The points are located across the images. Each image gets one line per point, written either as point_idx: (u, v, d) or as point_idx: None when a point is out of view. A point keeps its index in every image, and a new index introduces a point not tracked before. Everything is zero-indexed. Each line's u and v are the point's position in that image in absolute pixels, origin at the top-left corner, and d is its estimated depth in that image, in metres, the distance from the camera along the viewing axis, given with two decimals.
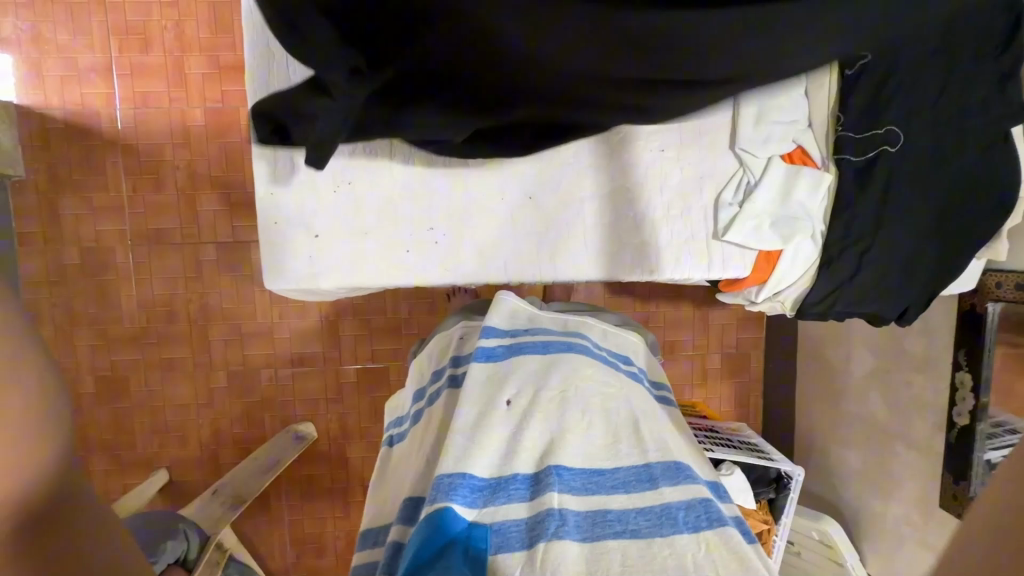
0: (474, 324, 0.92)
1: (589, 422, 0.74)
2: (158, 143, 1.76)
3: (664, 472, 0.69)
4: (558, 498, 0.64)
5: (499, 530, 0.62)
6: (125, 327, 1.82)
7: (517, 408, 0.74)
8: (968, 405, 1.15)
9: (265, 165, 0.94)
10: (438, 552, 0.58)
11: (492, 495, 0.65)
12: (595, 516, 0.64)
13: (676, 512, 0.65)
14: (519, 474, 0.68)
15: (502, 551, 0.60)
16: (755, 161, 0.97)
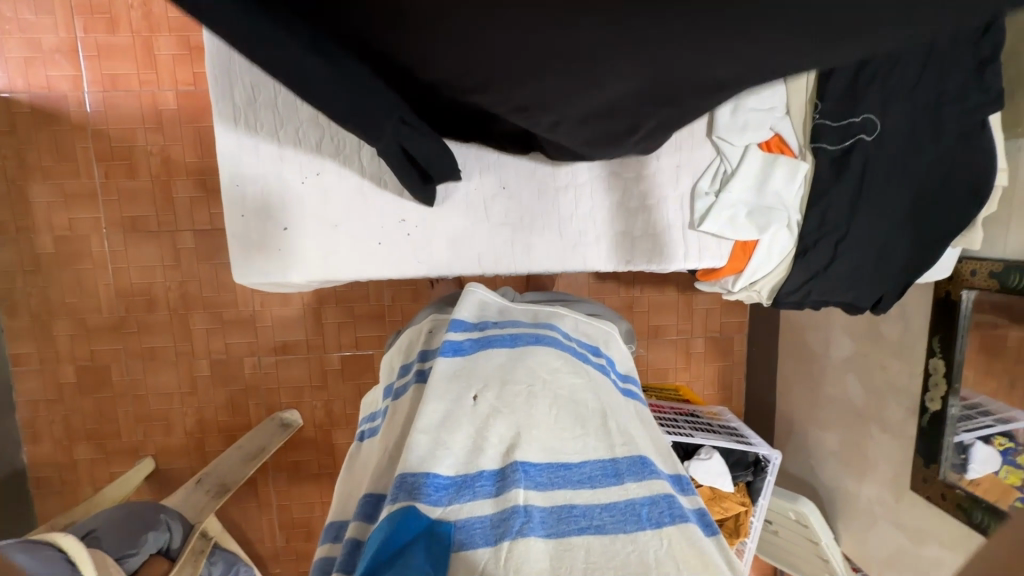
0: (442, 318, 0.91)
1: (559, 416, 0.75)
2: (129, 127, 1.71)
3: (630, 467, 0.70)
4: (524, 494, 0.64)
5: (464, 527, 0.62)
6: (103, 317, 1.80)
7: (484, 402, 0.74)
8: (941, 390, 1.16)
9: (229, 156, 0.91)
10: (401, 549, 0.57)
11: (457, 492, 0.66)
12: (560, 513, 0.65)
13: (641, 508, 0.65)
14: (485, 471, 0.68)
15: (466, 548, 0.61)
16: (733, 150, 0.96)
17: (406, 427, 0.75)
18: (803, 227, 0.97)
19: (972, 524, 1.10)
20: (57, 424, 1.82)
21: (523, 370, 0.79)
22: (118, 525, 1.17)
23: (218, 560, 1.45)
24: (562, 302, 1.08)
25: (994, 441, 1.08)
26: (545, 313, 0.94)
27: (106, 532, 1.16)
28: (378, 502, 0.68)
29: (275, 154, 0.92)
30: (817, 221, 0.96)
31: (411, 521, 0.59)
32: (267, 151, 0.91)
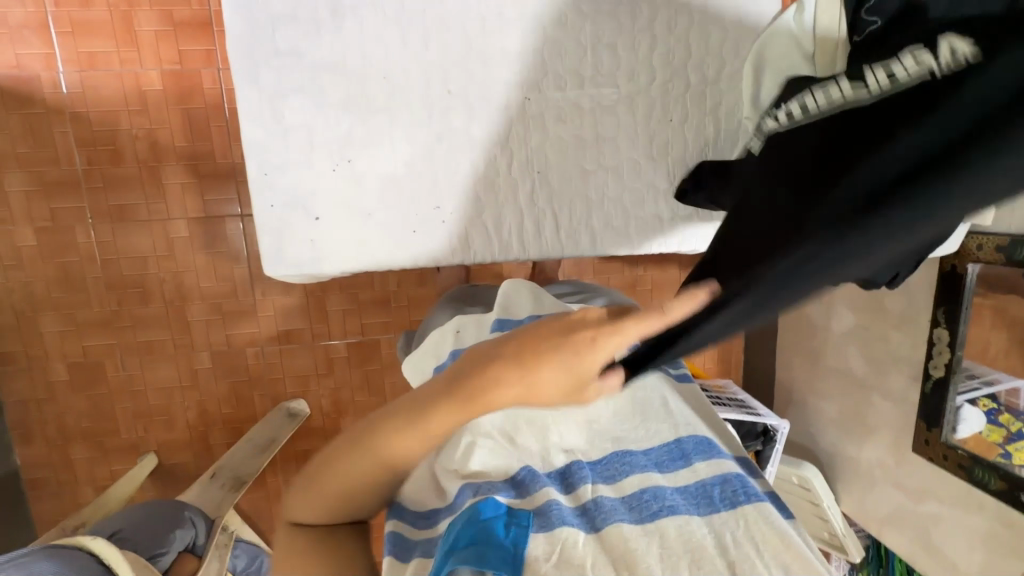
0: (466, 318, 0.98)
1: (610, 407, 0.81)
2: (112, 110, 1.61)
3: (693, 447, 0.75)
4: (592, 489, 0.71)
5: (554, 508, 0.65)
6: (94, 311, 1.72)
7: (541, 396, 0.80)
8: (944, 358, 1.24)
9: (256, 144, 0.87)
10: (483, 528, 0.61)
11: (530, 482, 0.70)
12: (634, 500, 0.69)
13: (712, 489, 0.70)
14: (552, 470, 0.75)
15: (562, 525, 0.63)
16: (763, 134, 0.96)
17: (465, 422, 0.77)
18: None
19: (971, 480, 1.19)
20: (50, 424, 1.76)
21: None
22: (142, 523, 1.14)
23: (241, 553, 1.47)
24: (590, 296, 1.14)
25: (979, 402, 1.21)
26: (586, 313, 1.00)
27: (132, 532, 1.12)
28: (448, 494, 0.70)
29: (304, 142, 0.88)
30: None
31: (494, 506, 0.63)
32: (295, 137, 0.88)
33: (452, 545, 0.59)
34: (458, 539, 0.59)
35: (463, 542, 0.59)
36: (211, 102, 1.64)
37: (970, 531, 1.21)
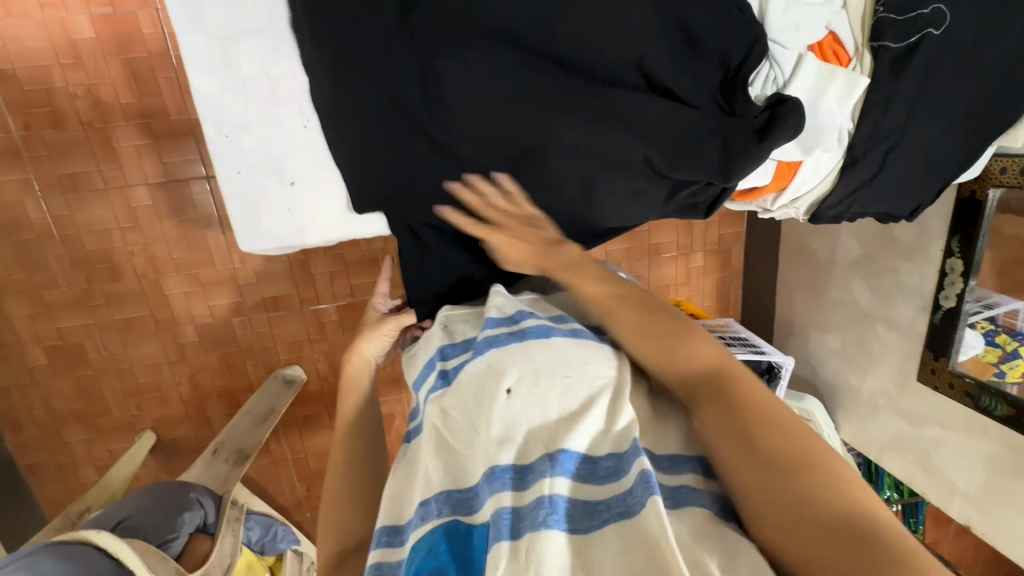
0: (454, 314, 0.86)
1: (556, 406, 0.69)
2: (42, 65, 1.42)
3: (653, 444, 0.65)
4: (550, 484, 0.62)
5: (495, 518, 0.61)
6: (63, 291, 1.61)
7: (519, 398, 0.70)
8: (956, 289, 1.22)
9: (209, 99, 0.75)
10: (440, 556, 0.63)
11: (490, 480, 0.65)
12: (582, 509, 0.63)
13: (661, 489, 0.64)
14: (502, 464, 0.66)
15: (499, 540, 0.59)
16: (785, 54, 0.85)
17: (444, 438, 0.73)
18: (855, 136, 0.90)
19: (977, 408, 1.19)
20: (38, 409, 1.69)
21: (544, 356, 0.72)
22: (147, 508, 1.11)
23: (255, 524, 1.48)
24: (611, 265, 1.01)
25: (978, 325, 1.24)
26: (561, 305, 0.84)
27: (140, 520, 1.09)
28: (427, 509, 0.68)
29: (268, 94, 0.76)
30: (870, 129, 0.89)
31: (447, 532, 0.65)
32: (255, 88, 0.75)
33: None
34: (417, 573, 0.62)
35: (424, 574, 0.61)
36: (154, 50, 1.45)
37: (971, 454, 1.23)
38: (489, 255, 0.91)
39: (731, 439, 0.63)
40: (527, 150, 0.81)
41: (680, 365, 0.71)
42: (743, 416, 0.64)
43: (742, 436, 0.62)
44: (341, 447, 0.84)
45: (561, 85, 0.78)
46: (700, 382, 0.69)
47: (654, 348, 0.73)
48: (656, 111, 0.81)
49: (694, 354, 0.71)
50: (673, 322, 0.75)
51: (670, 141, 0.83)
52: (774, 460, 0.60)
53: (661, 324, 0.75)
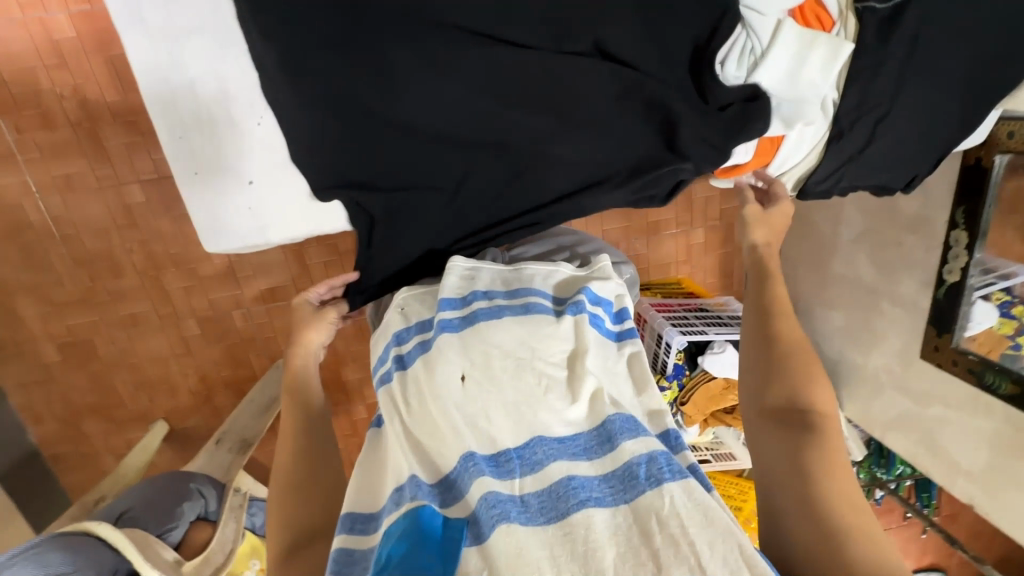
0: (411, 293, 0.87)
1: (518, 387, 0.75)
2: (27, 67, 1.42)
3: (620, 427, 0.71)
4: (519, 484, 0.68)
5: (486, 504, 0.64)
6: (68, 289, 1.65)
7: (473, 381, 0.75)
8: (960, 263, 1.16)
9: (158, 101, 0.74)
10: (415, 537, 0.60)
11: (466, 472, 0.69)
12: (559, 491, 0.66)
13: (637, 468, 0.67)
14: (475, 452, 0.70)
15: (501, 522, 0.62)
16: (762, 21, 0.80)
17: (412, 425, 0.77)
18: (840, 106, 0.84)
19: (981, 385, 1.15)
20: (55, 404, 1.74)
21: (498, 335, 0.77)
22: (149, 499, 1.15)
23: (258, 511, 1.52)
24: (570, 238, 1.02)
25: (991, 297, 1.18)
26: (518, 277, 0.86)
27: (140, 511, 1.13)
28: (402, 494, 0.69)
29: (217, 93, 0.75)
30: (857, 99, 0.83)
31: (424, 517, 0.62)
32: (202, 88, 0.74)
33: (386, 561, 0.58)
34: (392, 555, 0.58)
35: (398, 559, 0.58)
36: None
37: (977, 434, 1.19)
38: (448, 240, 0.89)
39: (791, 469, 0.66)
40: (485, 135, 0.79)
41: (791, 396, 0.71)
42: (820, 459, 0.66)
43: (799, 470, 0.66)
44: (292, 438, 0.81)
45: (526, 71, 0.75)
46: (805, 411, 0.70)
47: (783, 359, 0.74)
48: (619, 92, 0.80)
49: (811, 389, 0.71)
50: (810, 357, 0.74)
51: (624, 125, 0.83)
52: (828, 506, 0.63)
53: (797, 351, 0.74)
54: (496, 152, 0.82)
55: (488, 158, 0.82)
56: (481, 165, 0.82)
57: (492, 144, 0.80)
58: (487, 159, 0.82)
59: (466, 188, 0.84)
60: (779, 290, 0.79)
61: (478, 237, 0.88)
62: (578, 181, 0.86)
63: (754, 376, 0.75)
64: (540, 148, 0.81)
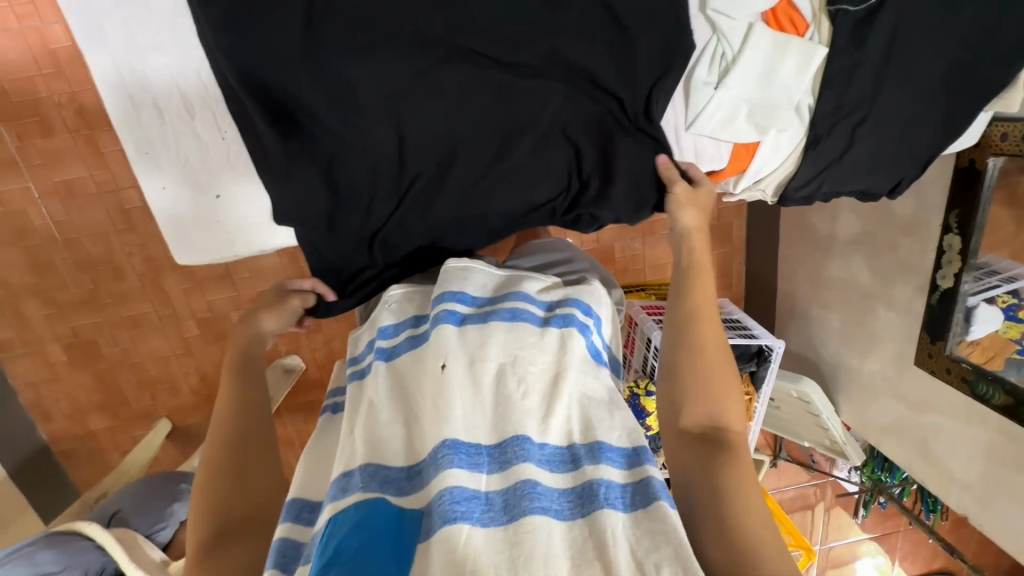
0: (411, 292, 0.80)
1: (500, 384, 0.66)
2: (25, 77, 1.45)
3: (584, 454, 0.63)
4: (487, 481, 0.60)
5: (449, 499, 0.56)
6: (72, 292, 1.69)
7: (457, 373, 0.65)
8: (954, 269, 1.12)
9: (124, 118, 0.76)
10: (367, 534, 0.55)
11: (426, 470, 0.61)
12: (520, 491, 0.58)
13: (598, 489, 0.59)
14: (449, 439, 0.60)
15: (459, 523, 0.54)
16: (733, 25, 0.78)
17: (386, 409, 0.67)
18: (816, 111, 0.84)
19: (974, 395, 1.12)
20: (63, 402, 1.79)
21: (491, 338, 0.68)
22: (139, 499, 1.19)
23: None
24: (555, 256, 1.01)
25: (998, 299, 1.12)
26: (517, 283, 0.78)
27: (130, 511, 1.16)
28: (350, 480, 0.61)
29: (181, 109, 0.77)
30: (833, 103, 0.83)
31: (379, 513, 0.58)
32: (166, 106, 0.76)
33: (331, 556, 0.53)
34: (341, 548, 0.54)
35: (345, 556, 0.53)
36: None
37: (971, 442, 1.16)
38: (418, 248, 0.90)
39: (709, 489, 0.64)
40: (444, 147, 0.81)
41: (707, 412, 0.69)
42: (734, 478, 0.64)
43: (715, 491, 0.64)
44: (232, 422, 0.73)
45: (489, 79, 0.77)
46: (720, 429, 0.69)
47: (702, 369, 0.71)
48: (562, 110, 0.81)
49: (723, 404, 0.70)
50: (728, 371, 0.72)
51: (566, 162, 0.86)
52: (743, 531, 0.61)
53: (716, 364, 0.72)
54: (455, 166, 0.83)
55: (448, 171, 0.83)
56: (417, 190, 0.84)
57: (450, 155, 0.82)
58: (448, 172, 0.83)
59: (403, 209, 0.85)
60: (703, 296, 0.75)
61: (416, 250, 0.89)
62: (510, 207, 0.88)
63: (677, 385, 0.71)
64: (498, 162, 0.83)
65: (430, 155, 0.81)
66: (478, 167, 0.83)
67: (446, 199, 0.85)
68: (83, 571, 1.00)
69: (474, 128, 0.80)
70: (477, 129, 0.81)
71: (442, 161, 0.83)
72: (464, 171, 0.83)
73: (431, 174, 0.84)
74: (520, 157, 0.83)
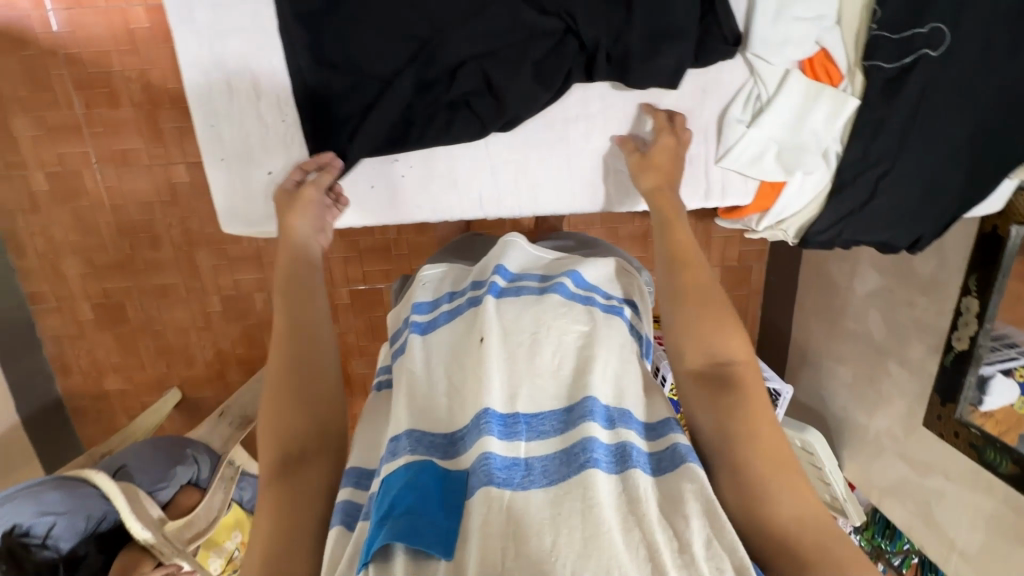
0: (450, 273, 0.83)
1: (536, 350, 0.67)
2: (101, 50, 1.54)
3: (620, 418, 0.63)
4: (525, 447, 0.61)
5: (489, 466, 0.57)
6: (110, 254, 1.74)
7: (494, 346, 0.66)
8: (970, 330, 1.13)
9: (198, 93, 0.86)
10: (418, 491, 0.57)
11: (467, 434, 0.62)
12: (565, 455, 0.60)
13: (633, 452, 0.60)
14: (490, 410, 0.61)
15: (498, 488, 0.56)
16: (769, 70, 0.86)
17: (418, 383, 0.68)
18: (843, 159, 0.89)
19: (982, 462, 1.11)
20: (83, 359, 1.84)
21: (529, 313, 0.69)
22: (147, 455, 1.23)
23: (246, 485, 1.42)
24: (591, 250, 1.07)
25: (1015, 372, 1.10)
26: (558, 267, 0.80)
27: (137, 468, 1.20)
28: (398, 446, 0.62)
29: (249, 92, 0.87)
30: (859, 152, 0.88)
31: (428, 475, 0.59)
32: (237, 85, 0.86)
33: (388, 509, 0.56)
34: (395, 504, 0.56)
35: (400, 509, 0.55)
36: None
37: (974, 511, 1.14)
38: (474, 114, 0.88)
39: (722, 440, 0.63)
40: (495, 29, 0.84)
41: (709, 352, 0.68)
42: (743, 425, 0.63)
43: (728, 443, 0.63)
44: (283, 365, 0.70)
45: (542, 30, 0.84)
46: (730, 369, 0.67)
47: (709, 317, 0.69)
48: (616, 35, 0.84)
49: (727, 342, 0.68)
50: (714, 295, 0.71)
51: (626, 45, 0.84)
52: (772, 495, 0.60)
53: (710, 300, 0.70)
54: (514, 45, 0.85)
55: (497, 52, 0.86)
56: (465, 73, 0.86)
57: (491, 30, 0.84)
58: (506, 56, 0.86)
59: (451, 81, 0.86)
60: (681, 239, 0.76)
61: (471, 112, 0.88)
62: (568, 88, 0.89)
63: (680, 327, 0.70)
64: (547, 36, 0.85)
65: (478, 31, 0.84)
66: (537, 58, 0.86)
67: (492, 66, 0.86)
68: (86, 516, 1.06)
69: (526, 22, 0.84)
70: (536, 28, 0.84)
71: (486, 35, 0.84)
72: (516, 50, 0.85)
73: (483, 51, 0.85)
74: (569, 31, 0.85)
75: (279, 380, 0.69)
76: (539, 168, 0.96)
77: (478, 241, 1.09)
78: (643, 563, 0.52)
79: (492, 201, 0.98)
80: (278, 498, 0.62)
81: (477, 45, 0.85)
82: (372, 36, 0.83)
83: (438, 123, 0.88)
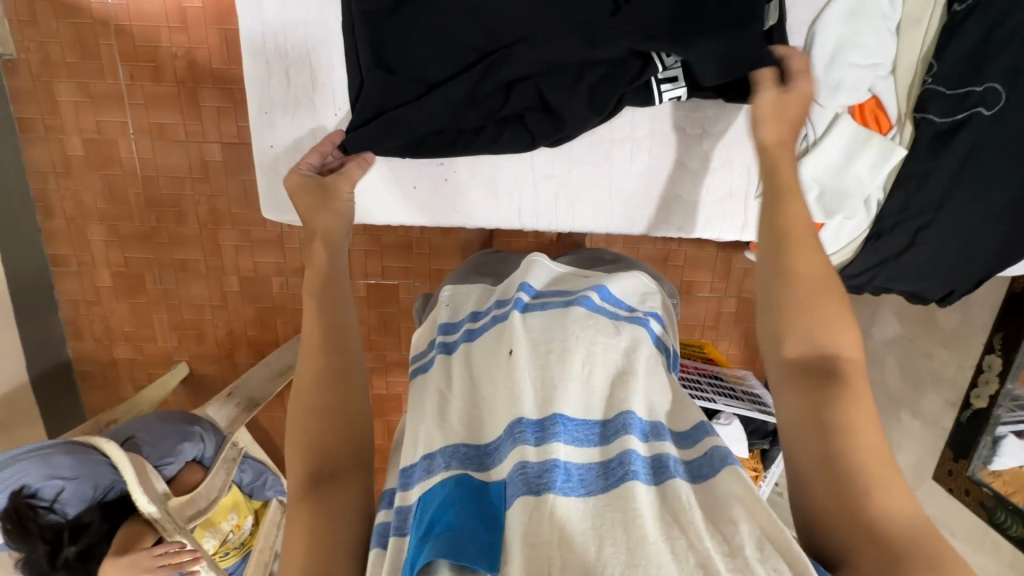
0: (460, 291, 0.84)
1: (555, 361, 0.66)
2: (151, 25, 1.56)
3: (659, 430, 0.64)
4: (563, 449, 0.60)
5: (526, 473, 0.58)
6: (135, 224, 1.76)
7: (523, 357, 0.66)
8: (990, 389, 1.12)
9: (257, 80, 0.89)
10: (460, 505, 0.58)
11: (504, 437, 0.62)
12: (604, 467, 0.60)
13: (671, 462, 0.60)
14: (525, 419, 0.62)
15: (536, 493, 0.57)
16: (821, 112, 0.89)
17: (449, 394, 0.69)
18: (883, 208, 0.92)
19: (991, 522, 1.10)
20: (97, 325, 1.85)
21: (557, 325, 0.69)
22: (156, 428, 1.25)
23: (247, 467, 1.41)
24: (616, 264, 1.07)
25: None
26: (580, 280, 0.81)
27: (147, 438, 1.23)
28: (433, 462, 0.64)
29: (307, 82, 0.90)
30: (899, 205, 0.91)
31: (467, 490, 0.60)
32: (295, 76, 0.90)
33: (428, 528, 0.56)
34: (434, 521, 0.57)
35: (441, 526, 0.56)
36: None
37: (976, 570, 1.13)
38: (525, 130, 0.90)
39: (817, 430, 0.59)
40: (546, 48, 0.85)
41: (815, 343, 0.63)
42: (845, 419, 0.59)
43: (830, 432, 0.58)
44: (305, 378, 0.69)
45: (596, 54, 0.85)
46: (834, 364, 0.62)
47: (820, 311, 0.64)
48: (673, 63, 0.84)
49: (837, 336, 0.63)
50: (823, 285, 0.65)
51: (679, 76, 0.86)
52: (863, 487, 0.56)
53: (822, 290, 0.64)
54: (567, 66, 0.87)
55: (547, 72, 0.87)
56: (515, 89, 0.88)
57: (540, 49, 0.85)
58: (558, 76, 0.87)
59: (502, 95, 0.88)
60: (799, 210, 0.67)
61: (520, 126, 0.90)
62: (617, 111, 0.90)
63: (782, 314, 0.64)
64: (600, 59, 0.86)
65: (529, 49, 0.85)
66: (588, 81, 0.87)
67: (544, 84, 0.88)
68: (94, 485, 1.08)
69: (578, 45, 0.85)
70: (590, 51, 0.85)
71: (539, 52, 0.85)
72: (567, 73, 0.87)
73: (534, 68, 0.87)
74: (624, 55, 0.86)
75: (303, 396, 0.68)
76: (580, 182, 0.97)
77: (504, 256, 1.11)
78: (693, 569, 0.52)
79: (530, 214, 0.99)
80: (308, 510, 0.62)
81: (527, 62, 0.86)
82: (430, 44, 0.86)
83: (489, 134, 0.91)
